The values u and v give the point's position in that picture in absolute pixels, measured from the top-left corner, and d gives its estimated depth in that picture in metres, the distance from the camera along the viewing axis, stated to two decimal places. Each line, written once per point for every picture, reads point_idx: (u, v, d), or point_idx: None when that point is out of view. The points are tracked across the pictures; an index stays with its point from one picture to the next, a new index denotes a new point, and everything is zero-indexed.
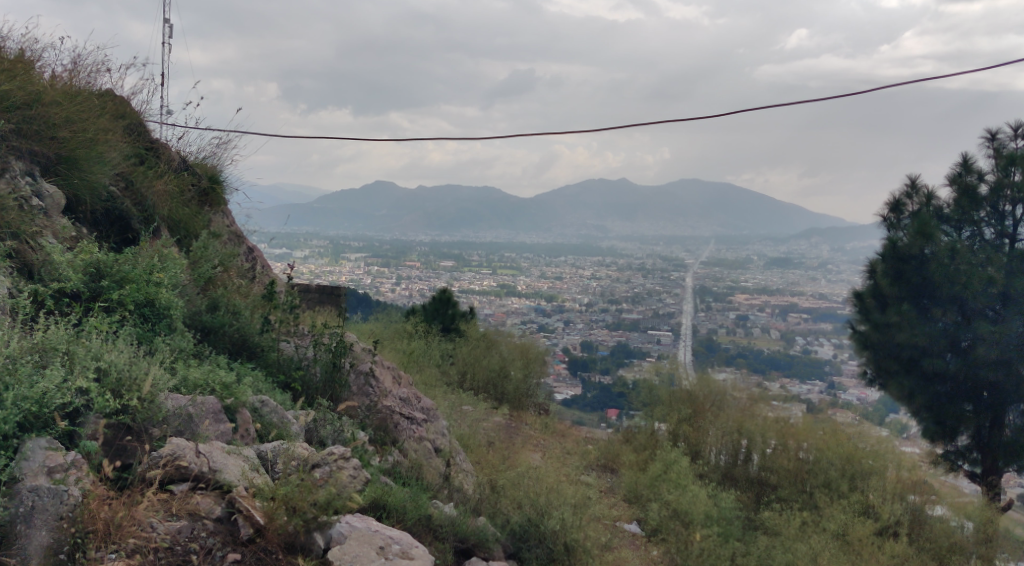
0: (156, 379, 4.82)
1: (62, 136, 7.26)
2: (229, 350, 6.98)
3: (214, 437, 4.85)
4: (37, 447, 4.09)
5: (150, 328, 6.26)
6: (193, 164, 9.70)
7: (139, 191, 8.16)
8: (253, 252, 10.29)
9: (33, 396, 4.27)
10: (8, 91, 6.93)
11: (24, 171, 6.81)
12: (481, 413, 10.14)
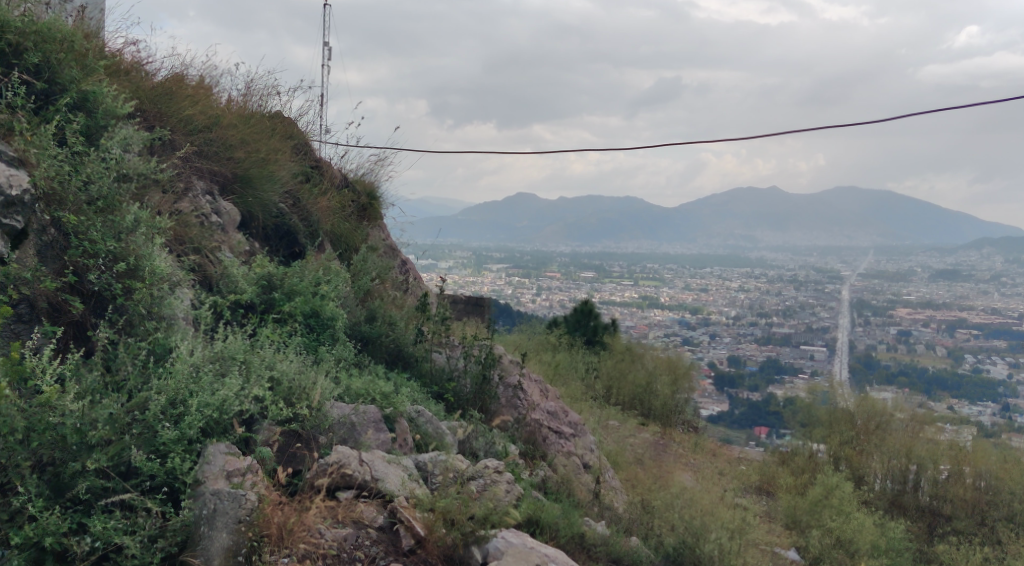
0: (322, 390, 5.07)
1: (238, 156, 7.74)
2: (386, 360, 7.20)
3: (376, 446, 5.00)
4: (217, 451, 4.32)
5: (315, 338, 6.52)
6: (353, 181, 10.12)
7: (305, 208, 8.57)
8: (406, 265, 10.61)
9: (215, 404, 4.50)
10: (192, 116, 7.45)
11: (205, 190, 7.28)
12: (628, 430, 9.99)
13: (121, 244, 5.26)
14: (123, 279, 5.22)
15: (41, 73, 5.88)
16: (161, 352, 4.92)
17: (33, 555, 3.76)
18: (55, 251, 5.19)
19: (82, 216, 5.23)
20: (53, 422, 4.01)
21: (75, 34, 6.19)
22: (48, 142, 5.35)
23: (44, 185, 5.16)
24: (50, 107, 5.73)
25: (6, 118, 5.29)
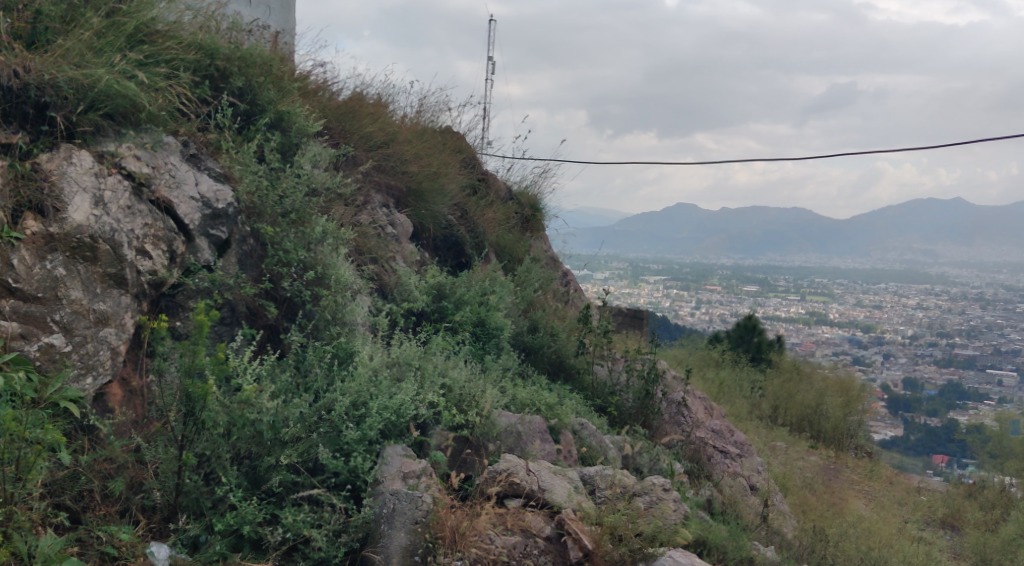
0: (490, 398, 5.20)
1: (412, 170, 8.05)
2: (548, 371, 7.32)
3: (542, 456, 5.06)
4: (394, 453, 4.54)
5: (481, 347, 6.69)
6: (517, 194, 10.33)
7: (472, 219, 8.83)
8: (568, 276, 10.68)
9: (392, 407, 4.72)
10: (372, 133, 7.82)
11: (382, 203, 7.65)
12: (796, 452, 9.59)
13: (311, 254, 5.74)
14: (312, 287, 5.67)
15: (244, 96, 6.32)
16: (343, 355, 5.22)
17: (233, 541, 4.08)
18: (253, 259, 5.63)
19: (278, 227, 5.71)
20: (252, 418, 4.32)
21: (274, 59, 6.66)
22: (251, 159, 5.82)
23: (246, 199, 5.60)
24: (251, 127, 6.21)
25: (215, 137, 5.77)
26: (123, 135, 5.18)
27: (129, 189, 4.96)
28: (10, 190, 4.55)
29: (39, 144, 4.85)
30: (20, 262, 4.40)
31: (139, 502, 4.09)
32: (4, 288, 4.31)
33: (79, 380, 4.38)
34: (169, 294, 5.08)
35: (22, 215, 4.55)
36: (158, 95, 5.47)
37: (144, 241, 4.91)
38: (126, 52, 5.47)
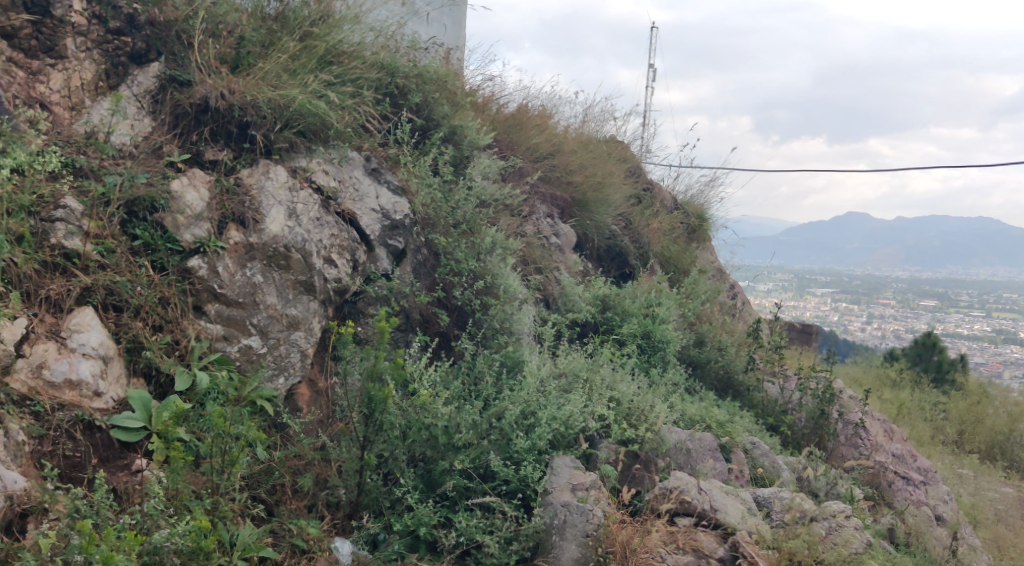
0: (659, 413, 5.16)
1: (576, 181, 8.12)
2: (715, 387, 7.15)
3: (713, 475, 4.96)
4: (564, 465, 4.56)
5: (647, 361, 6.60)
6: (683, 204, 10.15)
7: (636, 230, 8.77)
8: (734, 289, 10.51)
9: (561, 418, 4.78)
10: (538, 145, 7.89)
11: (546, 213, 7.75)
12: (987, 483, 8.88)
13: (481, 263, 5.89)
14: (481, 296, 5.83)
15: (420, 111, 6.55)
16: (511, 364, 5.30)
17: (410, 541, 4.24)
18: (426, 268, 5.81)
19: (450, 237, 5.89)
20: (427, 423, 4.46)
21: (450, 76, 6.87)
22: (427, 173, 6.05)
23: (422, 211, 5.83)
24: (427, 141, 6.43)
25: (394, 151, 6.03)
26: (314, 151, 5.52)
27: (318, 202, 5.29)
28: (216, 204, 4.93)
29: (241, 160, 5.27)
30: (224, 269, 4.76)
31: (324, 498, 4.29)
32: (209, 294, 4.68)
33: (273, 379, 4.70)
34: (351, 300, 5.32)
35: (227, 226, 4.91)
36: (344, 113, 5.78)
37: (331, 251, 5.20)
38: (317, 73, 5.81)
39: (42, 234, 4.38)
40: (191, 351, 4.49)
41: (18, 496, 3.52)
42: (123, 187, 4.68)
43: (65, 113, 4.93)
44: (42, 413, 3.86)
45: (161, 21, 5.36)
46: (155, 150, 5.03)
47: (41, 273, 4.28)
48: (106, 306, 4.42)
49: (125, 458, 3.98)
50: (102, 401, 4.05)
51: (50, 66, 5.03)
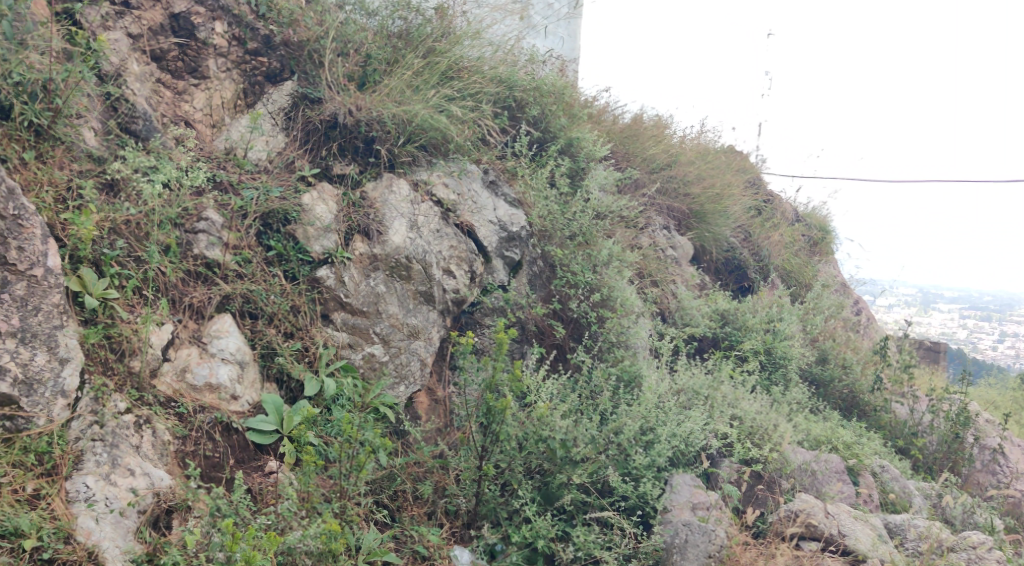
0: (784, 433, 5.03)
1: (694, 193, 7.92)
2: (839, 406, 6.89)
3: (841, 498, 4.79)
4: (684, 483, 4.54)
5: (767, 379, 6.42)
6: (804, 216, 9.85)
7: (756, 242, 8.56)
8: (858, 305, 10.12)
9: (682, 435, 4.73)
10: (655, 155, 7.79)
11: (663, 225, 7.64)
12: None
13: (597, 276, 5.87)
14: (598, 308, 5.81)
15: (538, 124, 6.57)
16: (628, 379, 5.26)
17: (528, 553, 4.25)
18: (542, 280, 5.83)
19: (566, 249, 5.91)
20: (545, 435, 4.47)
21: (568, 88, 6.82)
22: (544, 185, 6.07)
23: (538, 223, 5.88)
24: (544, 153, 6.46)
25: (512, 164, 6.10)
26: (435, 164, 5.66)
27: (439, 214, 5.42)
28: (343, 216, 5.13)
29: (367, 173, 5.47)
30: (350, 279, 4.95)
31: (443, 505, 4.36)
32: (336, 302, 4.86)
33: (394, 387, 4.81)
34: (468, 310, 5.40)
35: (353, 237, 5.11)
36: (464, 127, 5.91)
37: (449, 262, 5.31)
38: (439, 88, 5.90)
39: (186, 244, 4.60)
40: (319, 357, 4.64)
41: (164, 493, 3.71)
42: (259, 200, 4.90)
43: (207, 130, 5.21)
44: (186, 414, 4.07)
45: (295, 41, 5.60)
46: (288, 164, 5.27)
47: (185, 282, 4.52)
48: (242, 313, 4.64)
49: (260, 459, 4.17)
50: (238, 404, 4.25)
51: (194, 86, 5.31)
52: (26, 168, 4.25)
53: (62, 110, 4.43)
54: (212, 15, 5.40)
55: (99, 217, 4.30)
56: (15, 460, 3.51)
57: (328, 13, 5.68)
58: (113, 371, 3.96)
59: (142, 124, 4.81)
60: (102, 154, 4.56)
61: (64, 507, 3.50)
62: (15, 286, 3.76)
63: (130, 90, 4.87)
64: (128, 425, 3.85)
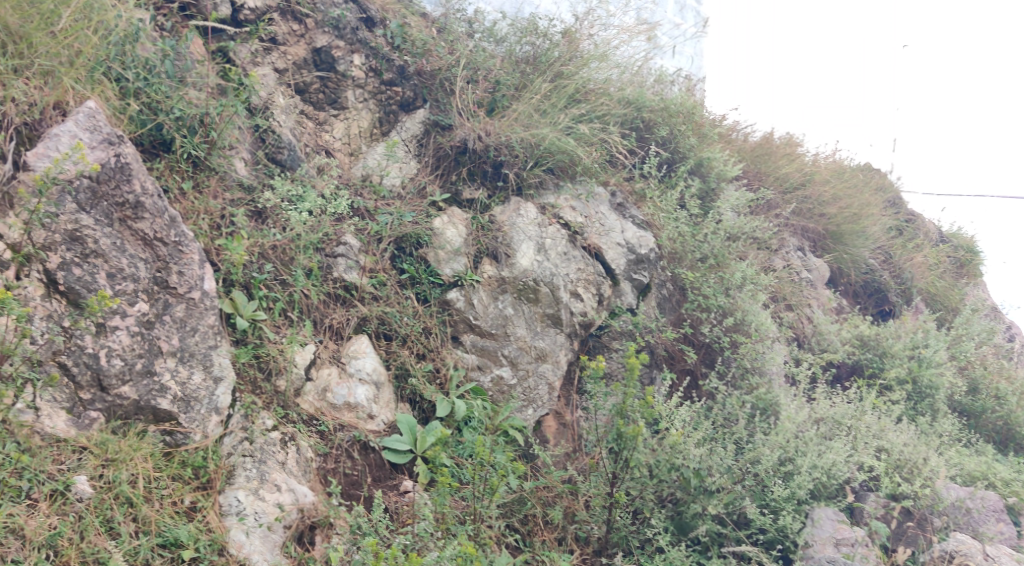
0: (936, 468, 4.78)
1: (830, 213, 7.60)
2: (993, 438, 6.46)
3: (1000, 539, 4.51)
4: (827, 517, 4.37)
5: (912, 408, 6.09)
6: (949, 235, 9.33)
7: (897, 264, 8.12)
8: (1011, 330, 9.47)
9: (823, 467, 4.55)
10: (788, 174, 7.56)
11: (797, 246, 7.39)
12: None
13: (730, 299, 5.71)
14: (731, 333, 5.67)
15: (666, 144, 6.44)
16: (764, 407, 5.10)
17: None
18: (672, 303, 5.76)
19: (697, 272, 5.79)
20: (678, 464, 4.37)
21: (699, 106, 6.66)
22: (673, 207, 5.99)
23: (668, 245, 5.80)
24: (674, 174, 6.36)
25: (641, 186, 6.05)
26: (562, 187, 5.69)
27: (566, 237, 5.42)
28: (472, 239, 5.24)
29: (495, 198, 5.56)
30: (479, 301, 5.01)
31: (574, 531, 4.32)
32: (466, 324, 4.94)
33: (522, 410, 4.84)
34: (595, 334, 5.37)
35: (481, 260, 5.21)
36: (592, 149, 5.89)
37: (576, 285, 5.28)
38: (567, 111, 5.91)
39: (326, 268, 4.76)
40: (450, 379, 4.73)
41: (308, 509, 3.85)
42: (393, 225, 5.05)
43: (346, 158, 5.43)
44: (326, 432, 4.22)
45: (428, 70, 5.76)
46: (420, 190, 5.43)
47: (325, 303, 4.69)
48: (378, 334, 4.77)
49: (395, 479, 4.26)
50: (374, 424, 4.38)
51: (334, 116, 5.54)
52: (185, 198, 4.49)
53: (217, 143, 4.68)
54: (350, 48, 5.60)
55: (249, 243, 4.53)
56: (174, 473, 3.67)
57: (458, 42, 5.89)
58: (261, 390, 4.16)
59: (287, 154, 5.06)
60: (251, 183, 4.80)
61: (217, 520, 3.64)
62: (175, 308, 3.97)
63: (276, 121, 5.12)
64: (275, 442, 4.02)
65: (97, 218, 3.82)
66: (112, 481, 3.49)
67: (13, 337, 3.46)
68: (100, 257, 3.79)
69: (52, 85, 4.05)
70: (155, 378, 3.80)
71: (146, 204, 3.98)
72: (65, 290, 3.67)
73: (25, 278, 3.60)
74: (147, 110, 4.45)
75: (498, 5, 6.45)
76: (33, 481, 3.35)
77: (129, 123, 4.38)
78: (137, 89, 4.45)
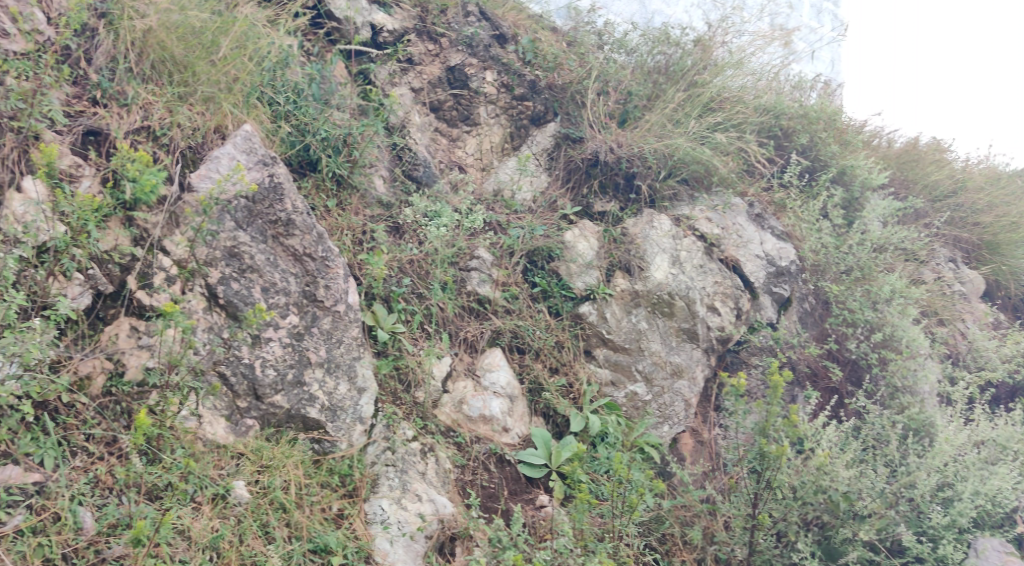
0: None
1: (986, 222, 7.11)
2: None
3: None
4: (993, 549, 4.25)
5: None
6: None
7: None
8: None
9: (987, 493, 4.39)
10: (938, 182, 7.20)
11: (949, 257, 6.98)
12: None
13: (878, 314, 5.44)
14: (879, 349, 5.40)
15: (807, 152, 6.24)
16: (918, 427, 4.82)
17: None
18: (814, 318, 5.56)
19: (842, 285, 5.56)
20: (825, 486, 4.18)
21: (840, 112, 6.40)
22: (816, 217, 5.78)
23: (810, 257, 5.62)
24: (815, 183, 6.12)
25: (780, 196, 5.87)
26: (697, 199, 5.60)
27: (702, 249, 5.32)
28: (605, 252, 5.20)
29: (627, 211, 5.49)
30: (612, 315, 4.97)
31: (713, 553, 4.18)
32: (599, 338, 4.91)
33: (658, 427, 4.76)
34: (734, 349, 5.23)
35: (614, 273, 5.15)
36: (729, 159, 5.77)
37: (713, 298, 5.17)
38: (702, 120, 5.80)
39: (460, 281, 4.82)
40: (584, 394, 4.70)
41: (448, 520, 3.91)
42: (525, 238, 5.08)
43: (479, 173, 5.52)
44: (464, 444, 4.28)
45: (559, 84, 5.78)
46: (551, 204, 5.44)
47: (460, 316, 4.76)
48: (511, 347, 4.80)
49: (530, 493, 4.26)
50: (510, 437, 4.41)
51: (467, 133, 5.64)
52: (330, 215, 4.66)
53: (359, 161, 4.83)
54: (483, 65, 5.70)
55: (389, 258, 4.66)
56: (323, 481, 3.81)
57: (590, 54, 5.87)
58: (401, 401, 4.27)
59: (422, 170, 5.19)
60: (390, 200, 4.95)
61: (364, 527, 3.75)
62: (323, 320, 4.12)
63: (413, 139, 5.26)
64: (415, 451, 4.10)
65: (253, 235, 4.03)
66: (267, 487, 3.65)
67: (180, 348, 3.65)
68: (256, 272, 3.99)
69: (213, 110, 4.28)
70: (304, 388, 3.95)
71: (297, 221, 4.17)
72: (224, 303, 3.88)
73: (190, 293, 3.82)
74: (295, 132, 4.65)
75: (628, 16, 6.39)
76: (198, 485, 3.51)
77: (280, 144, 4.59)
78: (287, 112, 4.67)
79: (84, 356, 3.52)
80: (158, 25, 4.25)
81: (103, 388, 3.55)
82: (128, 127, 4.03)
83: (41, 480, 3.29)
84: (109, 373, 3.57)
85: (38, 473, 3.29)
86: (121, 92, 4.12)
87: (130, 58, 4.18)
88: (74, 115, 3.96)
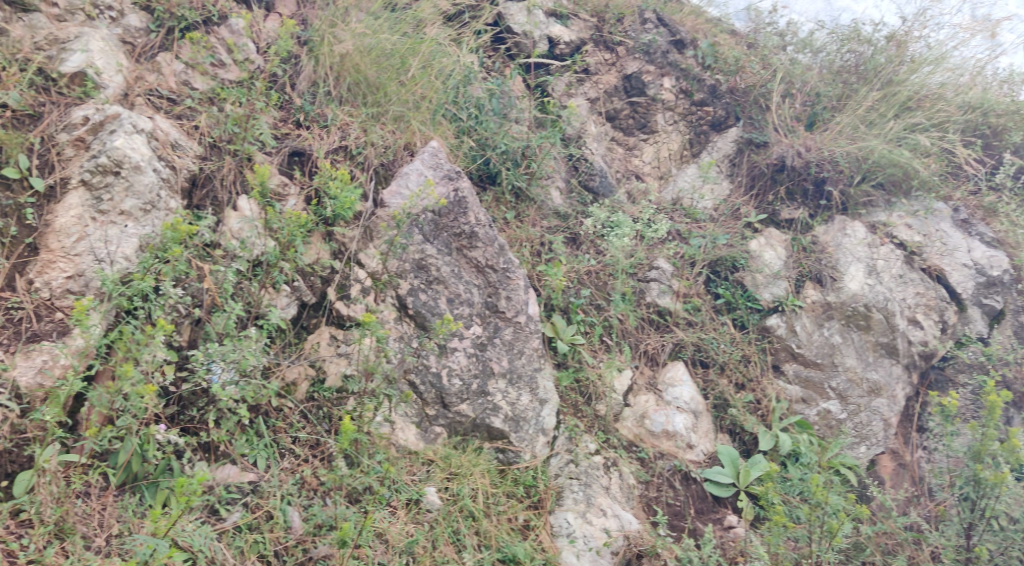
0: None
1: None
2: None
3: None
4: None
5: None
6: None
7: None
8: None
9: None
10: None
11: None
12: None
13: None
14: None
15: (1021, 151, 5.69)
16: None
17: None
18: None
19: None
20: None
21: None
22: None
23: None
24: None
25: (991, 199, 5.42)
26: (895, 204, 5.26)
27: (902, 258, 4.99)
28: (794, 262, 4.97)
29: (817, 218, 5.24)
30: (802, 328, 4.73)
31: None
32: (788, 353, 4.69)
33: (854, 447, 4.49)
34: (939, 365, 4.88)
35: (804, 284, 4.90)
36: (931, 160, 5.38)
37: (915, 310, 4.85)
38: (899, 120, 5.43)
39: (640, 292, 4.75)
40: (772, 411, 4.51)
41: (634, 537, 3.84)
42: (707, 248, 4.94)
43: (656, 182, 5.44)
44: (647, 459, 4.21)
45: (742, 88, 5.60)
46: (733, 212, 5.28)
47: (641, 329, 4.68)
48: (693, 361, 4.68)
49: (718, 512, 4.14)
50: (694, 453, 4.30)
51: (644, 141, 5.56)
52: (509, 227, 4.72)
53: (537, 173, 4.89)
54: (661, 72, 5.61)
55: (568, 269, 4.66)
56: (509, 491, 3.85)
57: (773, 56, 5.63)
58: (583, 414, 4.25)
59: (598, 180, 5.15)
60: (567, 210, 4.95)
61: (550, 540, 3.75)
62: (505, 331, 4.17)
63: (588, 149, 5.25)
64: (598, 466, 4.08)
65: (439, 248, 4.15)
66: (457, 494, 3.73)
67: (376, 356, 3.78)
68: (442, 284, 4.10)
69: (403, 128, 4.47)
70: (489, 398, 4.02)
71: (480, 234, 4.28)
72: (414, 313, 4.01)
73: (383, 304, 3.98)
74: (477, 146, 4.76)
75: (813, 14, 6.06)
76: (394, 490, 3.64)
77: (463, 159, 4.70)
78: (469, 127, 4.78)
79: (291, 363, 3.74)
80: (354, 49, 4.47)
81: (308, 393, 3.76)
82: (328, 147, 4.25)
83: (256, 480, 3.51)
84: (311, 379, 3.78)
85: (253, 472, 3.52)
86: (321, 114, 4.37)
87: (329, 82, 4.44)
88: (281, 137, 4.23)
